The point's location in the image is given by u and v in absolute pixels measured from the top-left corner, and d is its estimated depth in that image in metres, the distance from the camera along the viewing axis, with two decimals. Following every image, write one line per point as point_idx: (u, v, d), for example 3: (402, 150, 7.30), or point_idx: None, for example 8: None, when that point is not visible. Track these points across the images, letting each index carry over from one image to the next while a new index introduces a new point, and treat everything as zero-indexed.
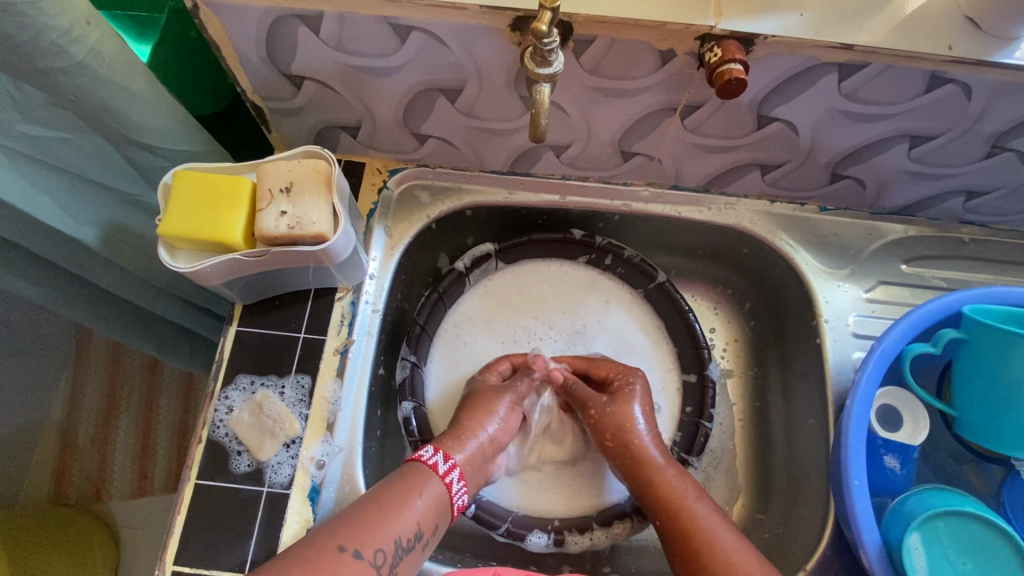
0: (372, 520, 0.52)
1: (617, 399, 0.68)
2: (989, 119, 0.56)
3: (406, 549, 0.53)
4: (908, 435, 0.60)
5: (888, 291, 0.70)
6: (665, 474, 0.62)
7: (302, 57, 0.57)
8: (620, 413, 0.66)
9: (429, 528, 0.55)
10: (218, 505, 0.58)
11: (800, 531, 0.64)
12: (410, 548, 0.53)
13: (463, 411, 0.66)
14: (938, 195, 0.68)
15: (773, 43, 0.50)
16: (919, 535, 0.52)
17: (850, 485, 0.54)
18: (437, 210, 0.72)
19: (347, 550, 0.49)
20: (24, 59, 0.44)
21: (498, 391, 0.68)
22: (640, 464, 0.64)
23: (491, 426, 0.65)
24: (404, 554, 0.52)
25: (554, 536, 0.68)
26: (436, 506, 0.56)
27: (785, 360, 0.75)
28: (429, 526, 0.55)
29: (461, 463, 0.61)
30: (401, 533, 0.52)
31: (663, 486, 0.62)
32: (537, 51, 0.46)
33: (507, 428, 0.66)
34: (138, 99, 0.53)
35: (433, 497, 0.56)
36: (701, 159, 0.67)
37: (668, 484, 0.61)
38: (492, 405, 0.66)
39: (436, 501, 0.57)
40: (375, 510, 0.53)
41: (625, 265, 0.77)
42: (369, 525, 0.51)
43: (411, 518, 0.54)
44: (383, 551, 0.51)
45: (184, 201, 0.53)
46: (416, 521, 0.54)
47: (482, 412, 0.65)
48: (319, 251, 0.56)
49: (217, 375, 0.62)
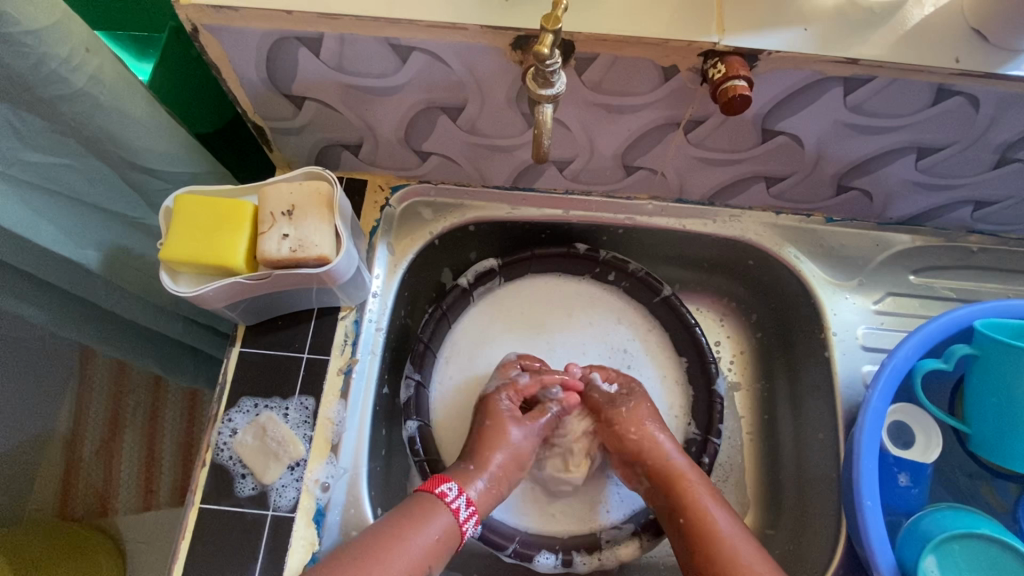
0: (386, 560, 0.52)
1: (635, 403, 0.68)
2: (998, 129, 0.55)
3: None
4: (921, 453, 0.59)
5: (898, 302, 0.70)
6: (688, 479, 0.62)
7: (302, 78, 0.56)
8: (638, 410, 0.67)
9: (435, 559, 0.55)
10: (223, 530, 0.57)
11: (812, 547, 0.64)
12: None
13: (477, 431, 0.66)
14: (946, 205, 0.67)
15: (776, 58, 0.50)
16: (934, 558, 0.51)
17: (862, 505, 0.53)
18: (440, 227, 0.72)
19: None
20: (23, 88, 0.44)
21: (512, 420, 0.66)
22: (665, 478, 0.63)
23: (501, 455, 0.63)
24: None
25: (562, 556, 0.66)
26: (447, 545, 0.57)
27: (793, 373, 0.74)
28: (434, 565, 0.55)
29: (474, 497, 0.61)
30: (410, 571, 0.53)
31: (678, 483, 0.62)
32: (539, 72, 0.45)
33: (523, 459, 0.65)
34: (140, 124, 0.53)
35: (446, 536, 0.56)
36: (705, 173, 0.66)
37: (687, 489, 0.61)
38: (503, 435, 0.65)
39: (449, 540, 0.57)
40: (391, 549, 0.53)
41: (629, 279, 0.76)
42: (382, 564, 0.52)
43: (422, 560, 0.54)
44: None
45: (186, 225, 0.52)
46: (425, 562, 0.54)
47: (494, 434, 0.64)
48: (321, 273, 0.55)
49: (220, 397, 0.61)
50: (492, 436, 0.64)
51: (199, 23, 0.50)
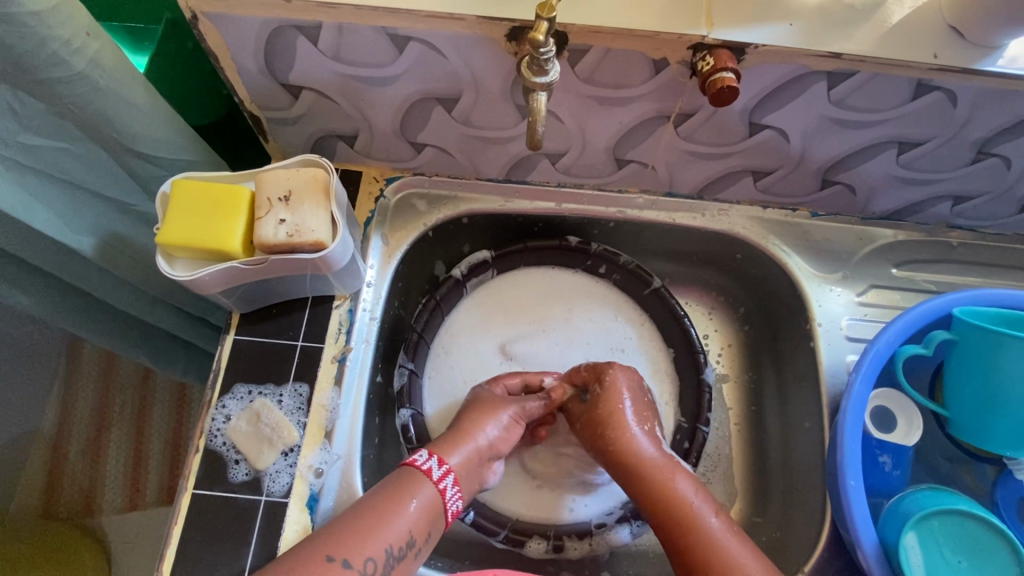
0: (363, 529, 0.50)
1: (594, 401, 0.66)
2: (975, 125, 0.57)
3: (396, 558, 0.51)
4: (902, 436, 0.60)
5: (880, 294, 0.72)
6: (663, 478, 0.60)
7: (300, 67, 0.57)
8: (607, 408, 0.65)
9: (421, 535, 0.53)
10: (217, 515, 0.57)
11: (799, 532, 0.65)
12: (401, 557, 0.51)
13: (463, 413, 0.65)
14: (925, 201, 0.69)
15: (763, 52, 0.51)
16: (915, 535, 0.52)
17: (846, 485, 0.54)
18: (434, 219, 0.73)
19: (336, 559, 0.48)
20: (23, 69, 0.44)
21: (503, 401, 0.66)
22: (640, 476, 0.61)
23: (491, 430, 0.63)
24: (394, 563, 0.51)
25: (553, 542, 0.67)
26: (430, 511, 0.55)
27: (780, 365, 0.75)
28: (421, 535, 0.53)
29: (456, 469, 0.59)
30: (392, 540, 0.51)
31: (659, 484, 0.60)
32: (534, 60, 0.46)
33: (505, 442, 0.64)
34: (138, 109, 0.53)
35: (425, 501, 0.55)
36: (694, 167, 0.68)
37: (666, 488, 0.60)
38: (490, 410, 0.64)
39: (430, 505, 0.55)
40: (366, 521, 0.51)
41: (620, 271, 0.78)
42: (360, 534, 0.50)
43: (403, 525, 0.52)
44: (373, 560, 0.49)
45: (183, 210, 0.53)
46: (409, 528, 0.52)
47: (483, 414, 0.64)
48: (317, 259, 0.56)
49: (214, 384, 0.62)
50: (482, 411, 0.64)
51: (199, 11, 0.51)
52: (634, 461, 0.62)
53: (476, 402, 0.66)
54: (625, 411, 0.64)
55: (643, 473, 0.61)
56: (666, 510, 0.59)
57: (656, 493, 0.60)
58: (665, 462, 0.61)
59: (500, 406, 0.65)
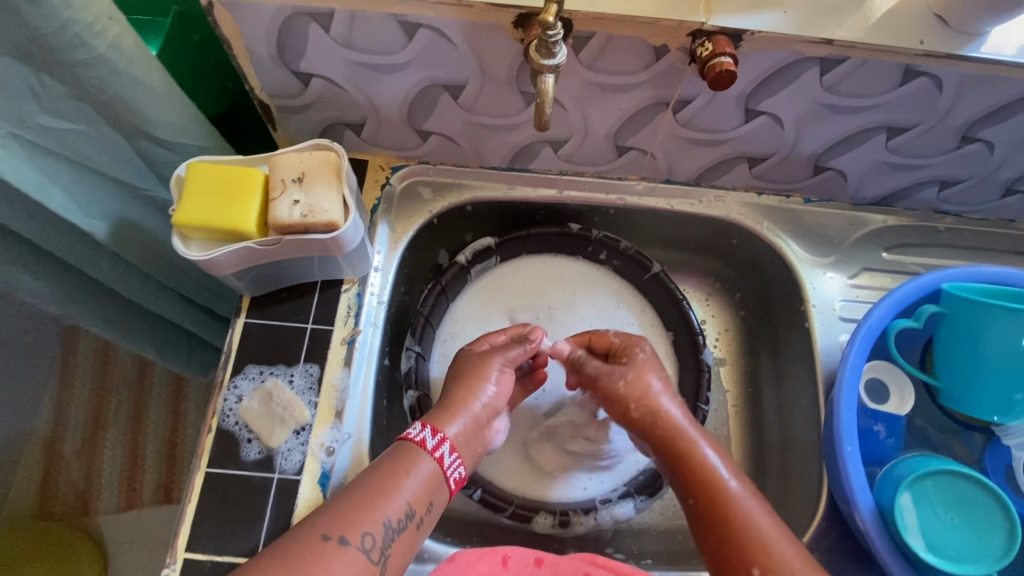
0: (360, 505, 0.52)
1: (628, 369, 0.64)
2: (959, 111, 0.60)
3: (396, 529, 0.52)
4: (895, 406, 0.63)
5: (873, 277, 0.74)
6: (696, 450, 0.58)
7: (312, 55, 0.59)
8: (640, 378, 0.63)
9: (421, 506, 0.54)
10: (230, 493, 0.58)
11: (797, 506, 0.67)
12: (401, 528, 0.52)
13: (452, 382, 0.65)
14: (913, 186, 0.72)
15: (759, 38, 0.54)
16: (910, 495, 0.54)
17: (843, 451, 0.56)
18: (438, 206, 0.75)
19: (332, 537, 0.49)
20: (47, 51, 0.46)
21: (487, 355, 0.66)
22: (671, 445, 0.59)
23: (484, 394, 0.64)
24: (394, 535, 0.52)
25: (560, 516, 0.68)
26: (428, 483, 0.56)
27: (775, 347, 0.77)
28: (422, 505, 0.54)
29: (453, 439, 0.60)
30: (390, 513, 0.52)
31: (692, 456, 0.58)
32: (542, 43, 0.48)
33: (499, 400, 0.65)
34: (155, 93, 0.55)
35: (424, 475, 0.56)
36: (692, 153, 0.70)
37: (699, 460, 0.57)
38: (478, 380, 0.64)
39: (428, 478, 0.56)
40: (365, 496, 0.52)
41: (620, 257, 0.79)
42: (358, 511, 0.51)
43: (401, 499, 0.53)
44: (371, 534, 0.51)
45: (199, 190, 0.54)
46: (407, 501, 0.53)
47: (471, 380, 0.64)
48: (330, 239, 0.57)
49: (226, 366, 0.63)
50: (470, 380, 0.64)
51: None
52: (666, 431, 0.60)
53: (463, 366, 0.66)
54: (657, 382, 0.63)
55: (675, 442, 0.59)
56: (698, 481, 0.56)
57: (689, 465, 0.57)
58: (698, 432, 0.60)
59: (487, 363, 0.65)
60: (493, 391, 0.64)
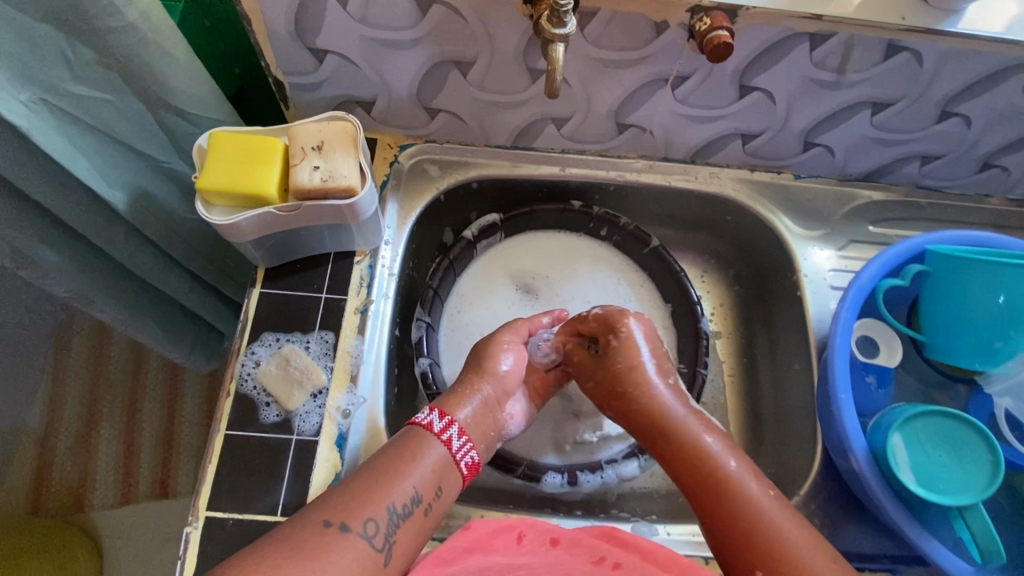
0: (364, 492, 0.50)
1: (612, 355, 0.64)
2: (938, 85, 0.64)
3: (401, 515, 0.51)
4: (886, 360, 0.67)
5: (858, 249, 0.78)
6: (692, 436, 0.58)
7: (328, 30, 0.61)
8: (628, 363, 0.63)
9: (428, 492, 0.53)
10: (250, 454, 0.60)
11: (793, 465, 0.70)
12: (406, 514, 0.51)
13: (467, 369, 0.66)
14: (896, 161, 0.76)
15: (754, 13, 0.57)
16: (901, 437, 0.59)
17: (838, 399, 0.60)
18: (446, 183, 0.77)
19: (334, 524, 0.48)
20: (82, 17, 0.48)
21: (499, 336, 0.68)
22: (664, 433, 0.59)
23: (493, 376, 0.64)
24: (400, 521, 0.50)
25: (567, 476, 0.71)
26: (436, 469, 0.55)
27: (769, 318, 0.81)
28: (428, 492, 0.53)
29: (463, 421, 0.60)
30: (394, 499, 0.51)
31: (684, 441, 0.57)
32: (554, 13, 0.51)
33: (510, 383, 0.65)
34: (179, 65, 0.57)
35: (430, 461, 0.55)
36: (688, 130, 0.73)
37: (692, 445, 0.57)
38: (487, 365, 0.65)
39: (436, 463, 0.55)
40: (368, 484, 0.51)
41: (620, 233, 0.83)
42: (360, 498, 0.50)
43: (406, 484, 0.52)
44: (374, 521, 0.49)
45: (224, 155, 0.57)
46: (412, 485, 0.52)
47: (481, 363, 0.65)
48: (347, 205, 0.59)
49: (243, 333, 0.65)
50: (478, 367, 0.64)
51: None
52: (659, 417, 0.60)
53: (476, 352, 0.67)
54: (647, 366, 0.63)
55: (667, 428, 0.59)
56: (694, 466, 0.56)
57: (684, 450, 0.57)
58: (693, 419, 0.59)
59: (496, 346, 0.66)
60: (506, 369, 0.65)
